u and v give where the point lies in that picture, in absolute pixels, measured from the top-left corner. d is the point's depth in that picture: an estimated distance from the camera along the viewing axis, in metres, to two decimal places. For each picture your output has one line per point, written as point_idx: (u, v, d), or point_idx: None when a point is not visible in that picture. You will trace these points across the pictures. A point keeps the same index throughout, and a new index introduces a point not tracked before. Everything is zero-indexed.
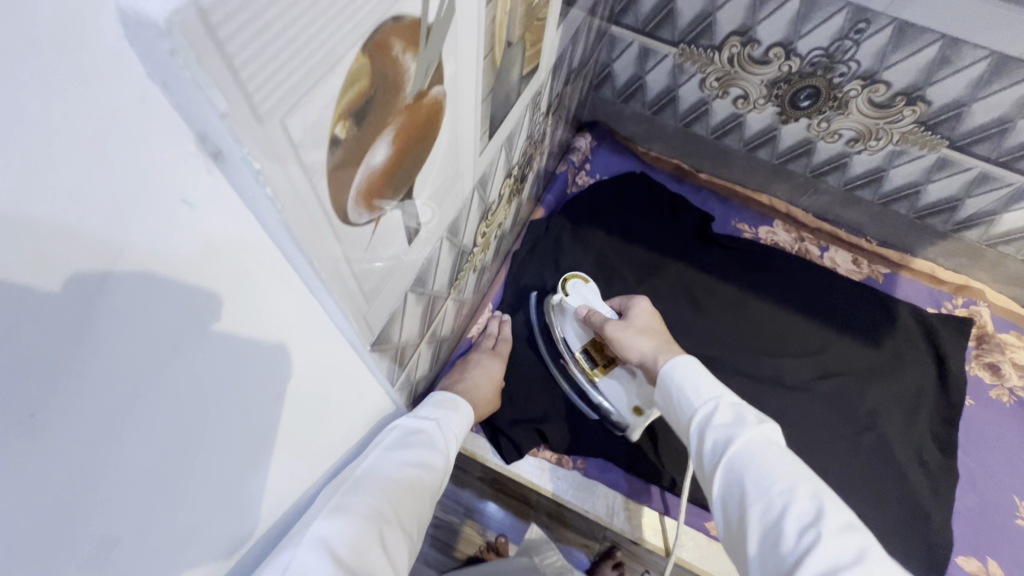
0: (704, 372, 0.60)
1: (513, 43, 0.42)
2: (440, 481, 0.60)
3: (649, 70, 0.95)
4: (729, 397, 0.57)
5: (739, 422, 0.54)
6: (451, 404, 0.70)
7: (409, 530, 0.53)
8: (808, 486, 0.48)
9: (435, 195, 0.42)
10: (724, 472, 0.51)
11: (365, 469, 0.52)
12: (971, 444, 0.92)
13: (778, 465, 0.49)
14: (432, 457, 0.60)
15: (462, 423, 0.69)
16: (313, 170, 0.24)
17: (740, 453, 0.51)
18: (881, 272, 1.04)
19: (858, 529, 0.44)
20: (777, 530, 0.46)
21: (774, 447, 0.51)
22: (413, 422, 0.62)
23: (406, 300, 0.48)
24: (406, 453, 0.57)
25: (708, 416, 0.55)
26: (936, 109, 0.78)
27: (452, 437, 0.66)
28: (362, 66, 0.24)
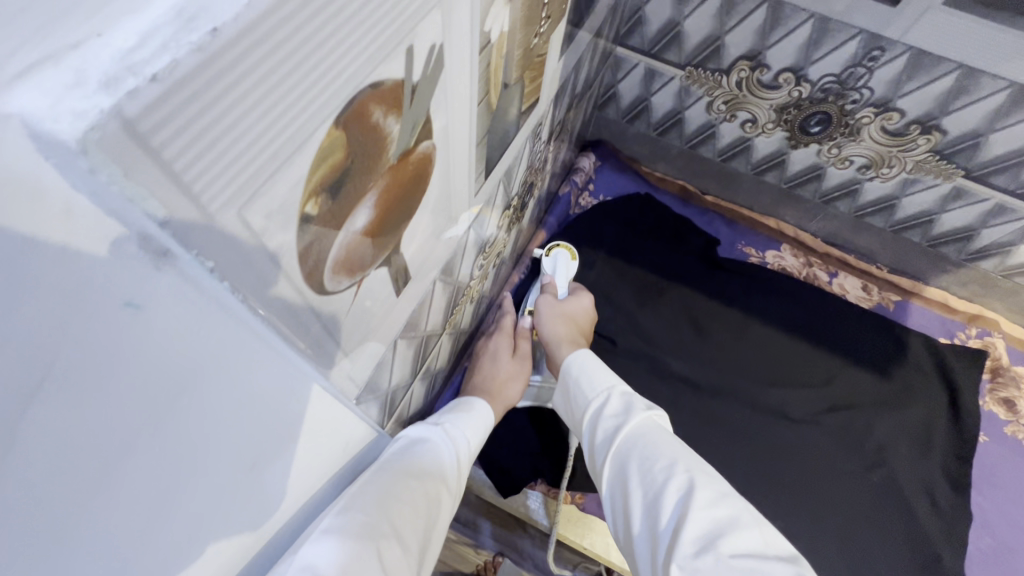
0: (597, 368, 0.72)
1: (510, 84, 0.40)
2: (449, 492, 0.57)
3: (654, 91, 0.93)
4: (620, 388, 0.69)
5: (626, 409, 0.65)
6: (463, 410, 0.68)
7: (412, 546, 0.49)
8: (683, 460, 0.58)
9: (425, 244, 0.40)
10: (614, 455, 0.62)
11: (366, 479, 0.49)
12: (985, 482, 0.89)
13: (657, 444, 0.60)
14: (438, 465, 0.57)
15: (476, 429, 0.66)
16: (280, 253, 0.22)
17: (626, 435, 0.62)
18: (891, 300, 1.01)
19: (725, 500, 0.54)
20: (655, 498, 0.56)
21: (653, 428, 0.63)
22: (418, 431, 0.59)
23: (395, 346, 0.45)
24: (410, 460, 0.53)
25: (602, 406, 0.67)
26: (952, 139, 0.76)
27: (462, 440, 0.63)
28: (335, 139, 0.22)
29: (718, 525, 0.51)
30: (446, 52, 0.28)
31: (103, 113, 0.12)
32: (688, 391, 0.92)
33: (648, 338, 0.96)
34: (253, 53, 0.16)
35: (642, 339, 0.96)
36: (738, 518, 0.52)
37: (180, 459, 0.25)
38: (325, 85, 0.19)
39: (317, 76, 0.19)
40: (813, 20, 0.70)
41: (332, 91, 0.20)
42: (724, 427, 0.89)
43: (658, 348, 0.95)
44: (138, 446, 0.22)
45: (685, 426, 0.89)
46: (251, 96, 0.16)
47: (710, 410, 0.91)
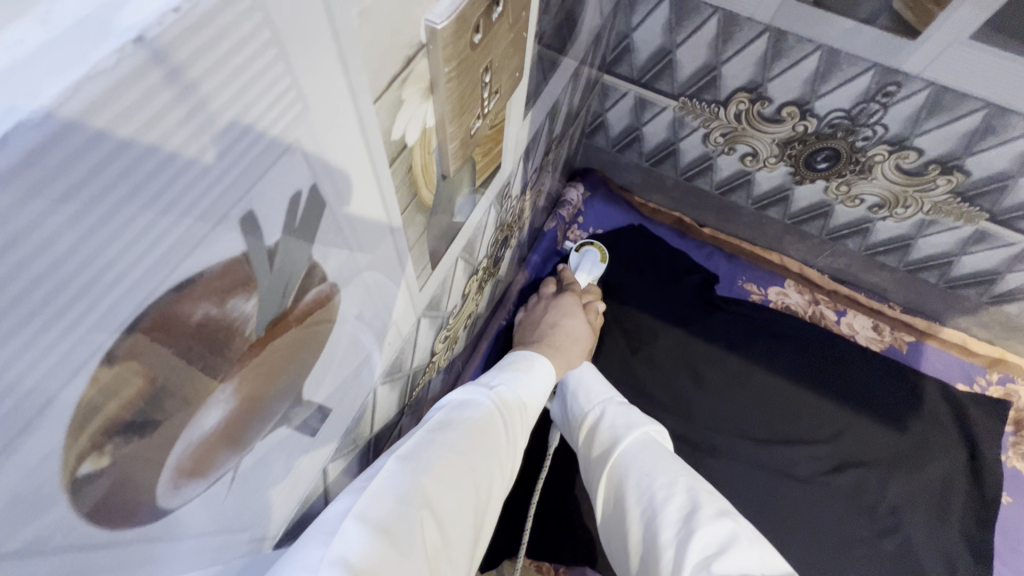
0: (595, 378, 0.67)
1: (449, 175, 0.33)
2: (504, 465, 0.46)
3: (646, 121, 0.85)
4: (617, 397, 0.64)
5: (626, 420, 0.60)
6: (518, 367, 0.56)
7: (460, 534, 0.40)
8: (683, 479, 0.53)
9: (347, 372, 0.33)
10: (610, 473, 0.57)
11: (404, 453, 0.40)
12: (1008, 548, 0.81)
13: (656, 461, 0.55)
14: (490, 431, 0.46)
15: (535, 392, 0.55)
16: (40, 542, 0.15)
17: (623, 450, 0.57)
18: (905, 342, 0.94)
19: (729, 516, 0.49)
20: (654, 520, 0.51)
21: (654, 441, 0.57)
22: (466, 394, 0.49)
23: (324, 473, 0.38)
24: (456, 431, 0.43)
25: (600, 418, 0.62)
26: (975, 180, 0.68)
27: (518, 404, 0.51)
28: (116, 378, 0.15)
29: (722, 546, 0.46)
30: (325, 191, 0.21)
31: None
32: (684, 448, 0.85)
33: (639, 388, 0.88)
34: None
35: (634, 390, 0.88)
36: (739, 535, 0.48)
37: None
38: (50, 339, 0.13)
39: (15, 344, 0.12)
40: (819, 51, 0.63)
41: (75, 333, 0.13)
42: (722, 490, 0.82)
43: (651, 399, 0.88)
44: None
45: None
46: None
47: (707, 470, 0.83)
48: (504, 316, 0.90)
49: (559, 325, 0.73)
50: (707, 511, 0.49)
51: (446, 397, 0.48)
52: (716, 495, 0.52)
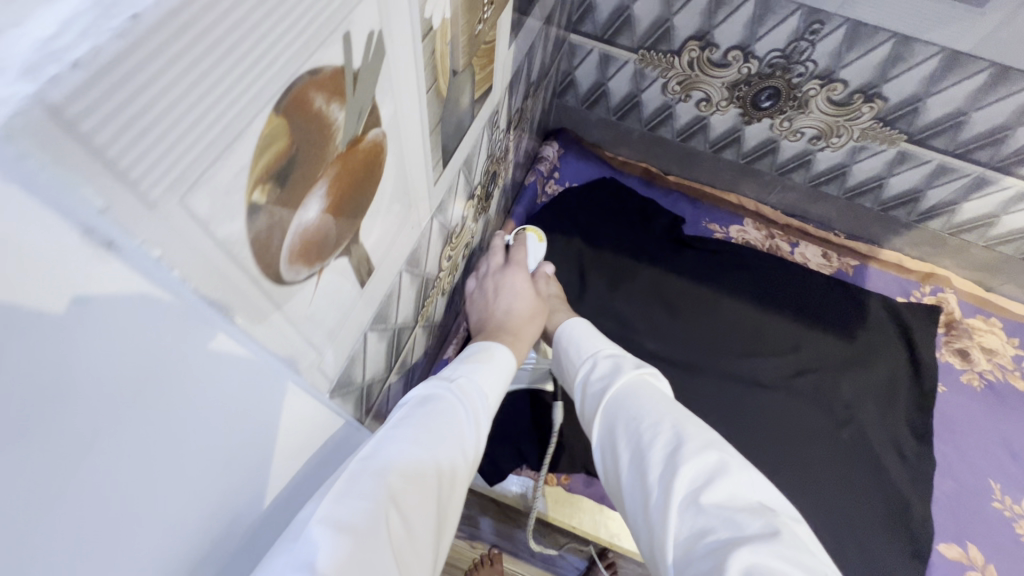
0: (587, 333, 0.65)
1: (458, 72, 0.41)
2: (472, 460, 0.46)
3: (610, 76, 0.95)
4: (607, 349, 0.61)
5: (613, 367, 0.57)
6: (481, 356, 0.56)
7: (428, 535, 0.39)
8: (670, 417, 0.49)
9: (386, 235, 0.40)
10: (598, 423, 0.54)
11: (368, 453, 0.39)
12: (947, 429, 0.92)
13: (642, 403, 0.51)
14: (456, 426, 0.45)
15: (496, 385, 0.55)
16: (230, 243, 0.22)
17: (609, 395, 0.54)
18: (850, 265, 1.06)
19: (717, 448, 0.45)
20: (640, 461, 0.47)
21: (644, 383, 0.54)
22: (428, 390, 0.48)
23: (365, 339, 0.45)
24: (419, 430, 0.42)
25: (587, 370, 0.59)
26: (893, 105, 0.79)
27: (482, 396, 0.51)
28: (277, 126, 0.22)
29: (710, 475, 0.43)
30: (385, 40, 0.28)
31: (27, 98, 0.13)
32: (663, 367, 0.94)
33: (621, 319, 0.97)
34: (179, 39, 0.16)
35: (615, 320, 0.96)
36: (727, 465, 0.44)
37: (113, 536, 0.22)
38: (259, 74, 0.20)
39: (245, 67, 0.19)
40: None
41: (267, 77, 0.20)
42: (700, 401, 0.91)
43: (632, 328, 0.96)
44: (45, 534, 0.18)
45: None
46: (182, 82, 0.17)
47: (685, 385, 0.93)
48: None
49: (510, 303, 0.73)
50: (695, 442, 0.46)
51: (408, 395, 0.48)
52: (705, 431, 0.48)
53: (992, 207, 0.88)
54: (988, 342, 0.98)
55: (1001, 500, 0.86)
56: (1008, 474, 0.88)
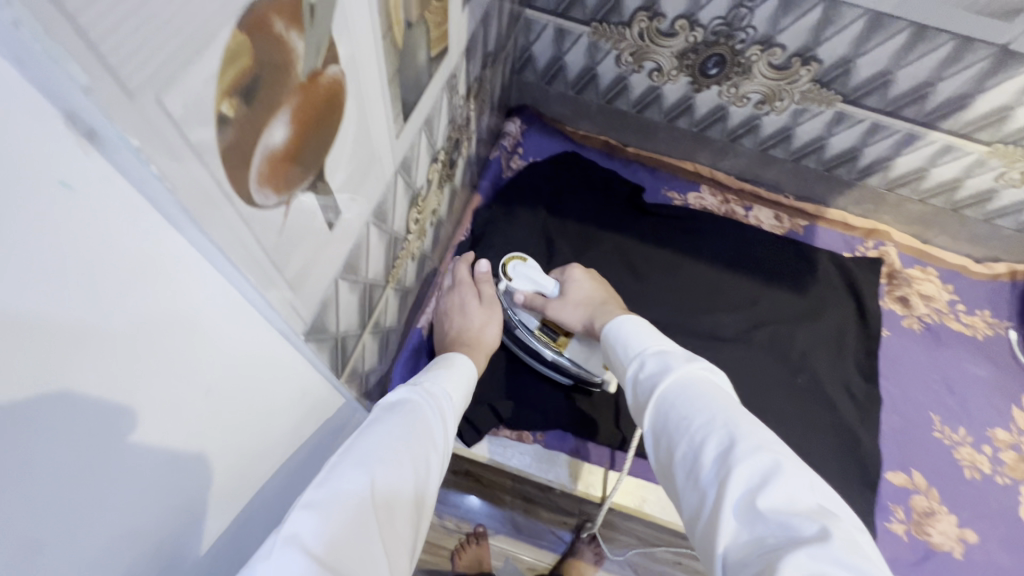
0: (635, 329, 0.62)
1: (411, 24, 0.43)
2: (442, 453, 0.54)
3: (566, 50, 0.98)
4: (655, 346, 0.58)
5: (660, 364, 0.55)
6: (439, 367, 0.66)
7: (408, 512, 0.46)
8: (723, 416, 0.47)
9: (352, 179, 0.42)
10: (648, 423, 0.53)
11: (348, 445, 0.47)
12: (892, 370, 0.99)
13: (693, 403, 0.49)
14: (424, 421, 0.54)
15: (454, 390, 0.64)
16: (201, 149, 0.24)
17: (659, 395, 0.52)
18: (800, 225, 1.12)
19: (771, 449, 0.44)
20: (694, 466, 0.46)
21: (695, 380, 0.52)
22: (398, 396, 0.57)
23: (337, 287, 0.47)
24: (391, 424, 0.51)
25: (634, 367, 0.57)
26: (827, 67, 0.85)
27: (443, 399, 0.61)
28: (241, 43, 0.24)
29: (765, 477, 0.42)
30: None
31: None
32: None
33: None
34: None
35: None
36: (782, 465, 0.43)
37: (92, 427, 0.24)
38: None
39: None
40: None
41: None
42: None
43: None
44: (39, 417, 0.21)
45: None
46: None
47: None
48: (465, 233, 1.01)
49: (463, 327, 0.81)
50: (747, 442, 0.45)
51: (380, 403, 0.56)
52: (763, 434, 0.46)
53: (921, 161, 0.95)
54: (926, 289, 1.06)
55: (941, 430, 0.93)
56: (947, 407, 0.95)
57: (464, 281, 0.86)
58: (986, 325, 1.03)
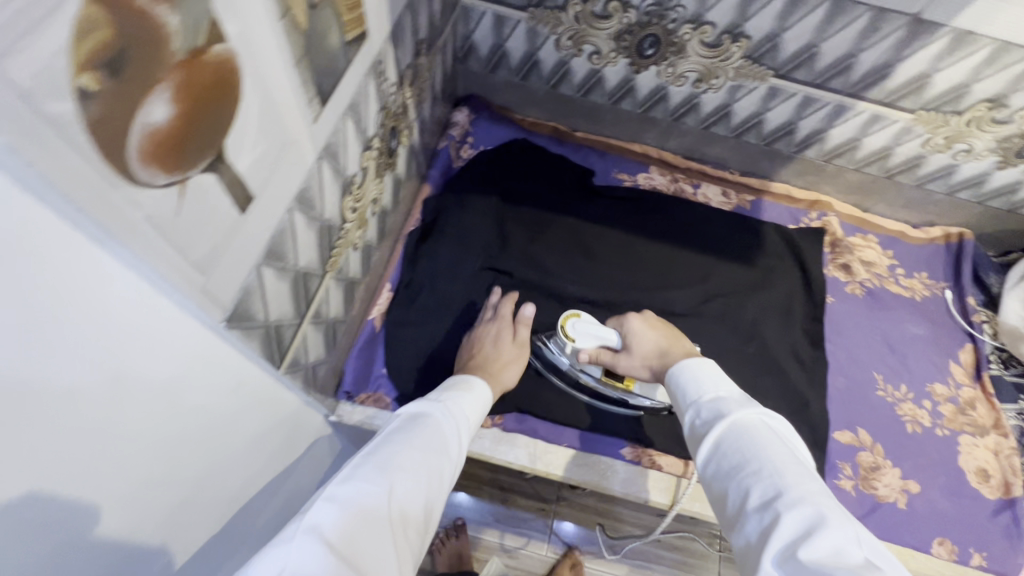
0: (695, 372, 0.60)
1: (315, 6, 0.43)
2: (454, 465, 0.60)
3: (506, 37, 0.99)
4: (711, 392, 0.57)
5: (719, 415, 0.53)
6: (464, 386, 0.72)
7: (418, 519, 0.52)
8: (774, 468, 0.47)
9: (261, 162, 0.42)
10: (702, 468, 0.53)
11: (373, 450, 0.54)
12: (836, 334, 1.02)
13: (744, 451, 0.49)
14: (439, 436, 0.61)
15: (473, 411, 0.70)
16: (62, 123, 0.24)
17: (715, 443, 0.52)
18: (747, 200, 1.15)
19: (815, 502, 0.43)
20: (744, 517, 0.46)
21: (748, 428, 0.51)
22: (419, 409, 0.64)
23: (260, 273, 0.47)
24: (411, 435, 0.58)
25: (693, 415, 0.56)
26: (756, 43, 0.88)
27: (462, 417, 0.67)
28: (94, 14, 0.24)
29: (810, 530, 0.41)
30: None
31: None
32: (584, 309, 0.99)
33: (541, 268, 1.01)
34: None
35: (537, 270, 1.01)
36: (827, 518, 0.41)
37: None
38: None
39: None
40: None
41: None
42: None
43: (553, 275, 1.01)
44: None
45: None
46: None
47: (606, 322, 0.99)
48: (414, 224, 1.01)
49: (492, 360, 0.82)
50: (801, 492, 0.44)
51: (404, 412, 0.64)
52: (813, 487, 0.45)
53: (853, 131, 0.99)
54: (867, 255, 1.10)
55: (884, 388, 0.97)
56: (889, 366, 0.99)
57: (506, 316, 0.88)
58: (923, 287, 1.08)
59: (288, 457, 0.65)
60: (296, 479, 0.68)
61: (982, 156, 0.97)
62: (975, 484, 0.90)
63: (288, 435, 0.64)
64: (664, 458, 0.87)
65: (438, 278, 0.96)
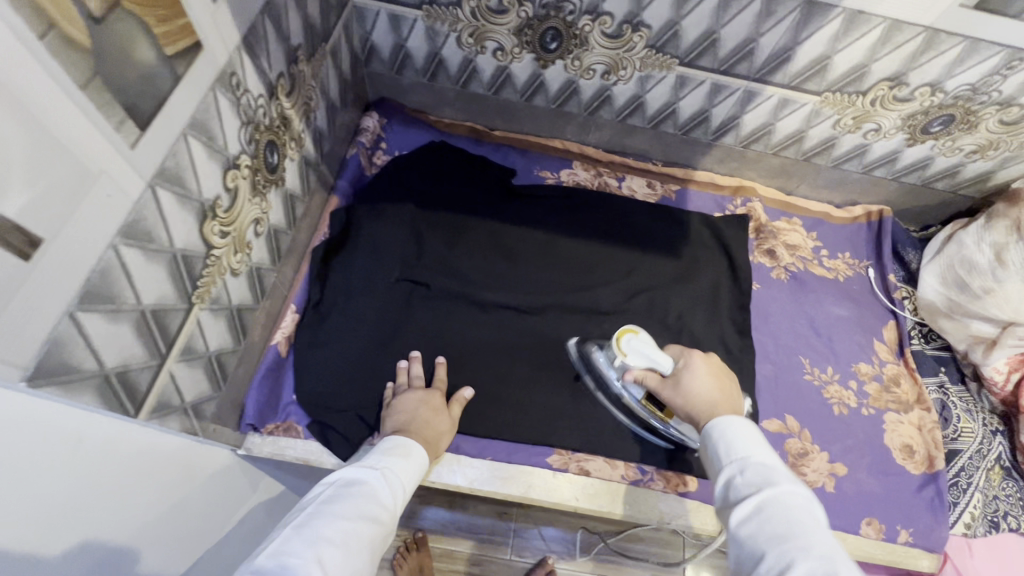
0: (743, 431, 0.61)
1: (101, 19, 0.39)
2: (385, 531, 0.60)
3: (406, 37, 0.94)
4: (759, 457, 0.58)
5: (765, 483, 0.55)
6: (403, 447, 0.71)
7: None
8: (823, 548, 0.47)
9: (49, 199, 0.37)
10: (737, 529, 0.53)
11: (301, 522, 0.55)
12: (762, 320, 1.02)
13: (794, 524, 0.50)
14: (373, 502, 0.60)
15: (410, 475, 0.68)
16: None
17: (757, 506, 0.53)
18: (672, 190, 1.13)
19: None
20: None
21: (797, 505, 0.52)
22: (354, 474, 0.63)
23: (76, 321, 0.43)
24: (341, 503, 0.58)
25: (735, 472, 0.57)
26: (657, 32, 0.86)
27: (399, 482, 0.66)
28: None
29: None
30: None
31: None
32: (508, 314, 0.96)
33: (461, 276, 0.97)
34: None
35: (457, 278, 0.97)
36: None
37: None
38: None
39: None
40: None
41: None
42: (546, 339, 0.95)
43: (474, 282, 0.97)
44: None
45: (511, 346, 0.93)
46: None
47: (530, 328, 0.96)
48: (322, 236, 0.96)
49: (428, 423, 0.78)
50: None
51: (339, 475, 0.63)
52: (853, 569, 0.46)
53: (766, 116, 0.98)
54: (791, 239, 1.10)
55: (810, 371, 0.98)
56: (815, 349, 1.00)
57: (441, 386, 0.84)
58: (847, 267, 1.08)
59: (177, 501, 0.61)
60: (188, 525, 0.63)
61: (890, 134, 0.97)
62: (900, 461, 0.91)
63: (177, 482, 0.60)
64: (591, 464, 0.87)
65: (349, 292, 0.91)
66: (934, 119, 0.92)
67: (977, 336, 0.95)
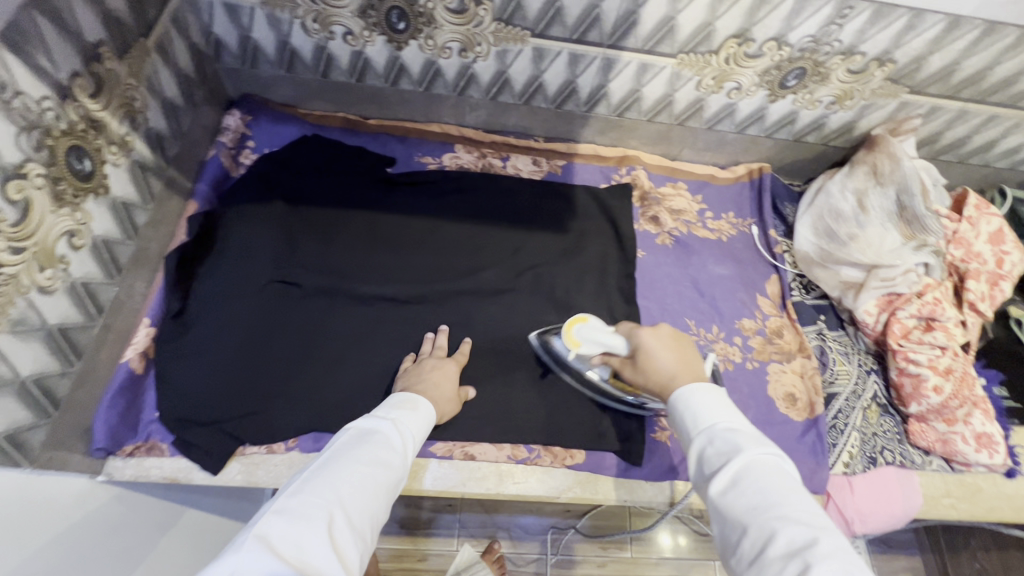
0: (708, 398, 0.61)
1: None
2: (402, 477, 0.57)
3: (249, 27, 0.91)
4: (725, 422, 0.57)
5: (733, 450, 0.54)
6: (409, 405, 0.67)
7: (368, 532, 0.49)
8: (807, 518, 0.48)
9: None
10: (719, 500, 0.52)
11: (325, 463, 0.52)
12: (647, 287, 1.03)
13: (773, 492, 0.50)
14: (393, 450, 0.57)
15: (421, 426, 0.66)
16: None
17: (737, 475, 0.52)
18: (558, 165, 1.12)
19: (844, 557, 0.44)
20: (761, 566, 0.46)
21: (770, 472, 0.52)
22: (371, 424, 0.60)
23: None
24: (361, 449, 0.55)
25: (705, 444, 0.57)
26: (500, 4, 0.84)
27: (411, 435, 0.62)
28: None
29: None
30: None
31: None
32: (389, 306, 0.93)
33: (337, 271, 0.94)
34: None
35: (333, 274, 0.94)
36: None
37: None
38: None
39: None
40: None
41: None
42: (430, 327, 0.93)
43: (350, 276, 0.95)
44: None
45: (393, 337, 0.91)
46: None
47: (413, 317, 0.93)
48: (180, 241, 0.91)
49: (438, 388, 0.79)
50: (828, 542, 0.45)
51: (355, 423, 0.60)
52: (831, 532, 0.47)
53: (630, 83, 0.98)
54: (676, 204, 1.11)
55: (696, 332, 0.99)
56: (699, 310, 1.01)
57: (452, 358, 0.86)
58: (731, 227, 1.10)
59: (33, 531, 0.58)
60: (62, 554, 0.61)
61: (752, 91, 0.99)
62: (784, 409, 0.93)
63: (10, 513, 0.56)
64: (477, 448, 0.86)
65: (208, 299, 0.86)
66: (788, 73, 0.94)
67: (847, 281, 0.99)
